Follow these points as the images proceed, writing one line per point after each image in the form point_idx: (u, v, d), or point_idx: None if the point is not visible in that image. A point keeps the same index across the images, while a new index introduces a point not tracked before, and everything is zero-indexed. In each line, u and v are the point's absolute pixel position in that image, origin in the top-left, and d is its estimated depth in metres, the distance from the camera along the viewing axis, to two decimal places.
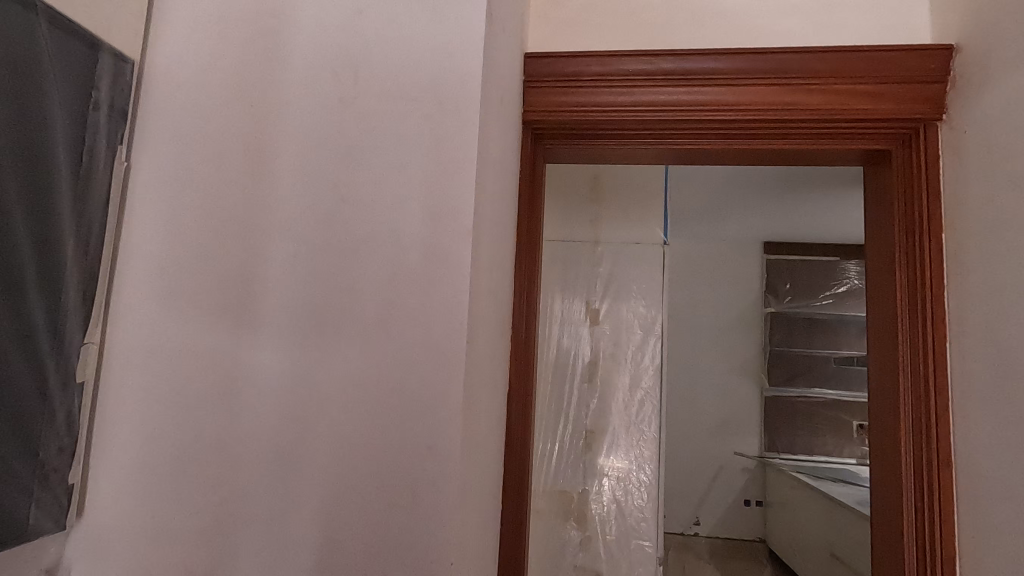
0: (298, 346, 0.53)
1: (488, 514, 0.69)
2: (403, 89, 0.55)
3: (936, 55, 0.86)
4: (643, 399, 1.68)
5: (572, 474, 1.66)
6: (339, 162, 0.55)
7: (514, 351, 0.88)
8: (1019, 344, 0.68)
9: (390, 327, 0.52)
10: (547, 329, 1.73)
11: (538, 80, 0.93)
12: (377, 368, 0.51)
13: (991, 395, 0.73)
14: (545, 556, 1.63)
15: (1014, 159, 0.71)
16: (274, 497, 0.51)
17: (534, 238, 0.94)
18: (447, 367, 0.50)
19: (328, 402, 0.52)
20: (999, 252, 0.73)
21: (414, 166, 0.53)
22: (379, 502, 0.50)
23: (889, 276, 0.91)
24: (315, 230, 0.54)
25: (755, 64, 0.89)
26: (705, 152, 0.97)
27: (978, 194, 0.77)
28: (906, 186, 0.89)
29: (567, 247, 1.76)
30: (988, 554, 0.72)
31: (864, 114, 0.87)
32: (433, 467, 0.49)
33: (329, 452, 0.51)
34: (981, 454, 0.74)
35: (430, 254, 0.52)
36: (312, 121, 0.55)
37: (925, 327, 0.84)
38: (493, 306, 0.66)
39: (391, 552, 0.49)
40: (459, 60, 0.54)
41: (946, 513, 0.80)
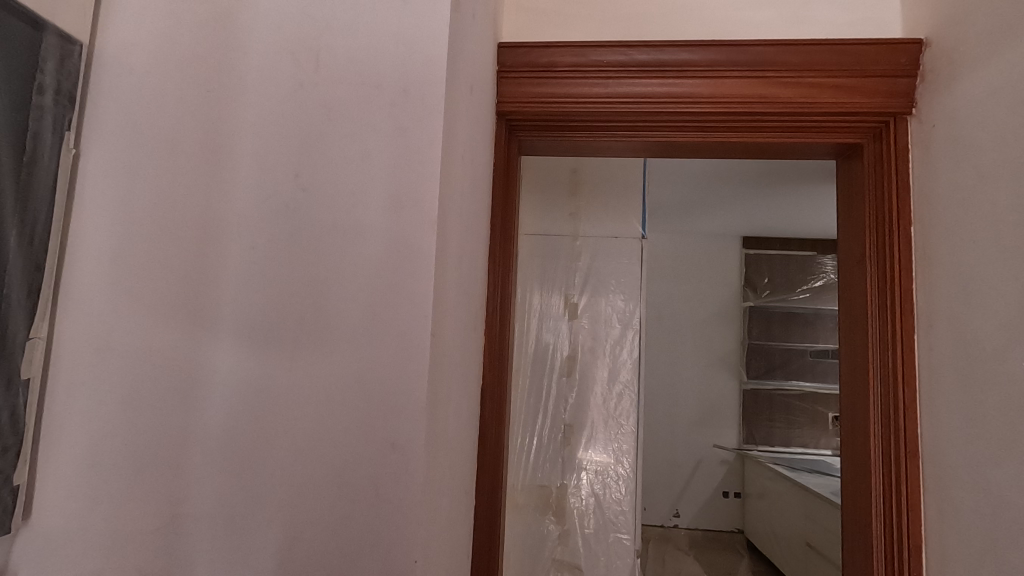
0: (257, 339, 0.51)
1: (459, 510, 0.68)
2: (367, 75, 0.53)
3: (905, 49, 0.86)
4: (621, 393, 1.68)
5: (551, 468, 1.66)
6: (300, 150, 0.53)
7: (488, 344, 0.87)
8: (986, 336, 0.69)
9: (353, 321, 0.50)
10: (525, 323, 1.72)
11: (512, 70, 0.92)
12: (339, 363, 0.50)
13: (958, 387, 0.74)
14: (523, 550, 1.63)
15: (983, 153, 0.71)
16: (232, 497, 0.50)
17: (508, 232, 0.93)
18: (412, 362, 0.49)
19: (289, 397, 0.50)
20: (966, 245, 0.74)
21: (377, 155, 0.52)
22: (341, 501, 0.48)
23: (859, 270, 0.91)
24: (275, 220, 0.52)
25: (729, 57, 0.89)
26: (681, 146, 0.97)
27: (946, 188, 0.78)
28: (877, 180, 0.89)
29: (546, 241, 1.75)
30: (954, 544, 0.73)
31: (836, 108, 0.88)
32: (396, 463, 0.48)
33: (290, 449, 0.50)
34: (948, 445, 0.75)
35: (394, 246, 0.50)
36: (272, 108, 0.54)
37: (895, 319, 0.85)
38: (463, 299, 0.65)
39: (352, 551, 0.48)
40: (424, 45, 0.52)
41: (914, 505, 0.80)
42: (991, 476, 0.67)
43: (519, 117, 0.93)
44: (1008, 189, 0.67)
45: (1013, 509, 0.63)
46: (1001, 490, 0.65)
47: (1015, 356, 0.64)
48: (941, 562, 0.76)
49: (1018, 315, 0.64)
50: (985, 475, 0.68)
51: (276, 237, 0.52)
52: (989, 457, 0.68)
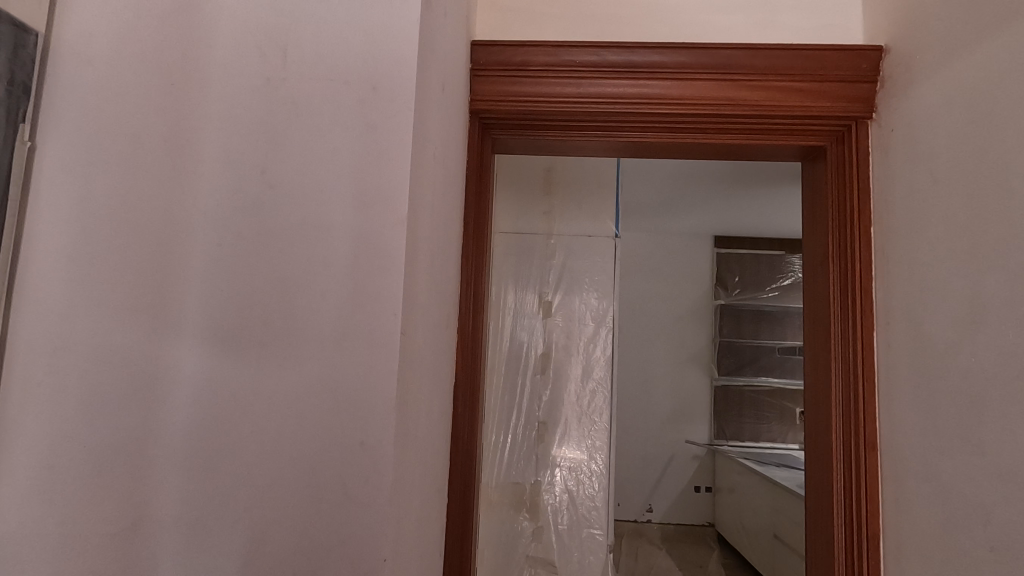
0: (222, 338, 0.50)
1: (430, 508, 0.68)
2: (335, 72, 0.52)
3: (866, 56, 0.89)
4: (594, 390, 1.70)
5: (525, 465, 1.67)
6: (266, 145, 0.52)
7: (460, 342, 0.87)
8: (940, 333, 0.72)
9: (321, 319, 0.50)
10: (500, 322, 1.73)
11: (484, 69, 0.92)
12: (307, 362, 0.50)
13: (913, 382, 0.77)
14: (497, 548, 1.63)
15: (937, 157, 0.74)
16: (197, 498, 0.49)
17: (481, 230, 0.93)
18: (381, 359, 0.49)
19: (255, 397, 0.50)
20: (921, 246, 0.76)
21: (346, 152, 0.51)
22: (309, 501, 0.48)
23: (822, 269, 0.94)
24: (240, 216, 0.51)
25: (698, 59, 0.91)
26: (651, 147, 0.98)
27: (903, 190, 0.81)
28: (839, 182, 0.92)
29: (521, 239, 1.76)
30: (909, 533, 0.76)
31: (801, 111, 0.90)
32: (364, 462, 0.48)
33: (256, 448, 0.49)
34: (903, 438, 0.78)
35: (362, 243, 0.50)
36: (238, 103, 0.53)
37: (854, 317, 0.88)
38: (434, 298, 0.65)
39: (322, 551, 0.47)
40: (393, 44, 0.52)
41: (872, 496, 0.83)
42: (942, 467, 0.70)
43: (492, 116, 0.93)
44: (960, 193, 0.70)
45: (964, 498, 0.66)
46: (953, 480, 0.68)
47: (966, 352, 0.67)
48: (897, 551, 0.79)
49: (969, 313, 0.67)
50: (938, 467, 0.71)
51: (241, 234, 0.51)
52: (941, 449, 0.71)
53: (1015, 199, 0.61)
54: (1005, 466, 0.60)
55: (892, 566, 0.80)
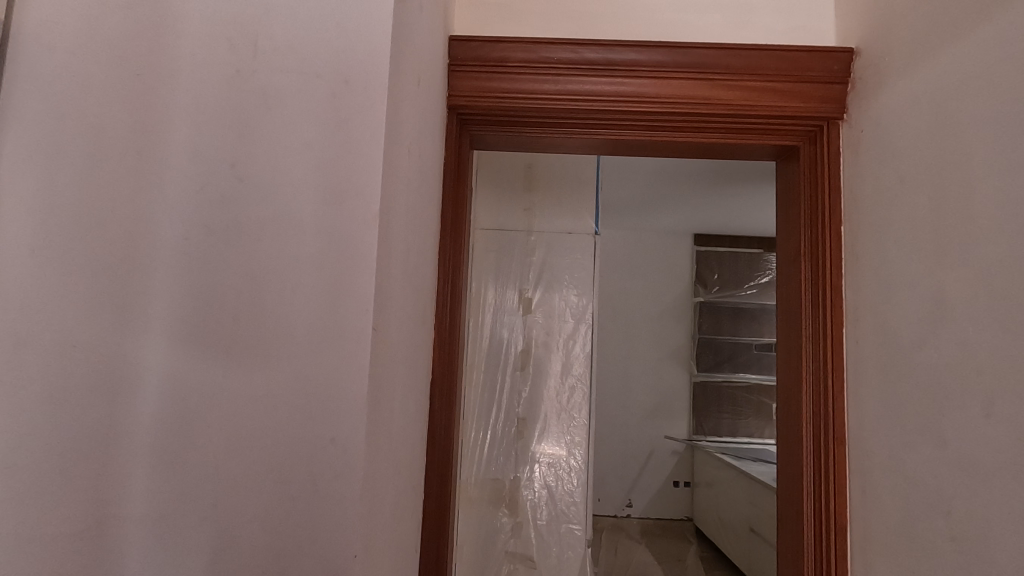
0: (190, 333, 0.50)
1: (405, 503, 0.68)
2: (306, 65, 0.52)
3: (838, 58, 0.91)
4: (574, 386, 1.71)
5: (504, 460, 1.68)
6: (236, 138, 0.51)
7: (436, 338, 0.87)
8: (904, 329, 0.74)
9: (292, 314, 0.49)
10: (479, 318, 1.73)
11: (462, 64, 0.92)
12: (277, 358, 0.49)
13: (880, 377, 0.79)
14: (476, 544, 1.63)
15: (903, 158, 0.76)
16: (164, 495, 0.48)
17: (458, 226, 0.93)
18: (353, 354, 0.49)
19: (223, 392, 0.49)
20: (888, 244, 0.78)
21: (317, 146, 0.51)
22: (279, 498, 0.48)
23: (794, 267, 0.96)
24: (210, 209, 0.51)
25: (675, 58, 0.91)
26: (629, 144, 0.99)
27: (872, 190, 0.83)
28: (811, 181, 0.94)
29: (501, 235, 1.76)
30: (874, 523, 0.78)
31: (775, 111, 0.91)
32: (335, 458, 0.48)
33: (225, 444, 0.49)
34: (870, 432, 0.80)
35: (333, 238, 0.50)
36: (208, 94, 0.52)
37: (825, 314, 0.89)
38: (409, 294, 0.65)
39: (292, 546, 0.47)
40: (366, 37, 0.51)
41: (839, 489, 0.85)
42: (906, 459, 0.72)
43: (469, 111, 0.93)
44: (925, 192, 0.71)
45: (925, 489, 0.68)
46: (916, 472, 0.70)
47: (929, 348, 0.69)
48: (863, 541, 0.81)
49: (932, 310, 0.69)
50: (901, 459, 0.73)
51: (210, 228, 0.51)
52: (905, 442, 0.73)
53: (977, 199, 0.63)
54: (965, 458, 0.62)
55: (858, 556, 0.82)
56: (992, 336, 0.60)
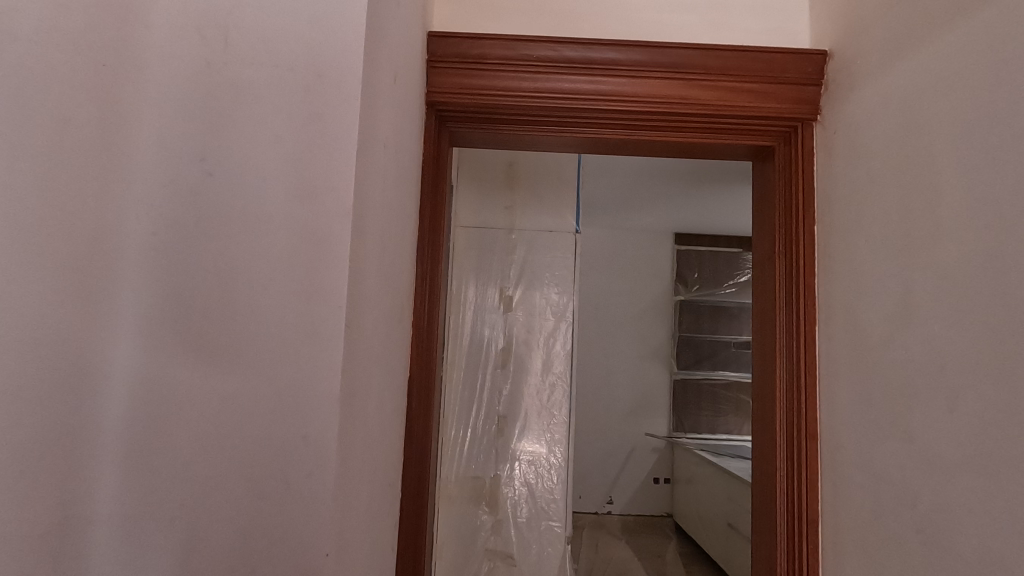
0: (158, 331, 0.49)
1: (381, 501, 0.68)
2: (279, 58, 0.51)
3: (812, 59, 0.92)
4: (554, 383, 1.71)
5: (485, 458, 1.68)
6: (206, 131, 0.50)
7: (414, 336, 0.87)
8: (874, 326, 0.76)
9: (264, 311, 0.49)
10: (460, 316, 1.72)
11: (441, 60, 0.91)
12: (247, 356, 0.48)
13: (850, 374, 0.80)
14: (456, 542, 1.63)
15: (873, 159, 0.78)
16: (129, 496, 0.47)
17: (437, 223, 0.93)
18: (326, 350, 0.48)
19: (191, 391, 0.48)
20: (858, 243, 0.80)
21: (289, 140, 0.50)
22: (249, 498, 0.47)
23: (769, 265, 0.97)
24: (178, 203, 0.50)
25: (652, 58, 0.92)
26: (608, 143, 0.99)
27: (844, 190, 0.84)
28: (786, 182, 0.96)
29: (482, 233, 1.75)
30: (845, 517, 0.80)
31: (750, 111, 0.92)
32: (307, 457, 0.47)
33: (194, 442, 0.48)
34: (841, 427, 0.82)
35: (305, 234, 0.49)
36: (176, 85, 0.51)
37: (798, 312, 0.91)
38: (385, 291, 0.65)
39: (263, 546, 0.47)
40: (340, 31, 0.51)
41: (811, 483, 0.87)
42: (875, 454, 0.74)
43: (448, 108, 0.93)
44: (895, 192, 0.73)
45: (893, 482, 0.70)
46: (884, 466, 0.72)
47: (897, 345, 0.71)
48: (834, 535, 0.82)
49: (900, 308, 0.71)
50: (870, 454, 0.75)
51: (180, 223, 0.50)
52: (874, 437, 0.74)
53: (943, 200, 0.64)
54: (930, 453, 0.64)
55: (829, 549, 0.83)
56: (957, 332, 0.61)
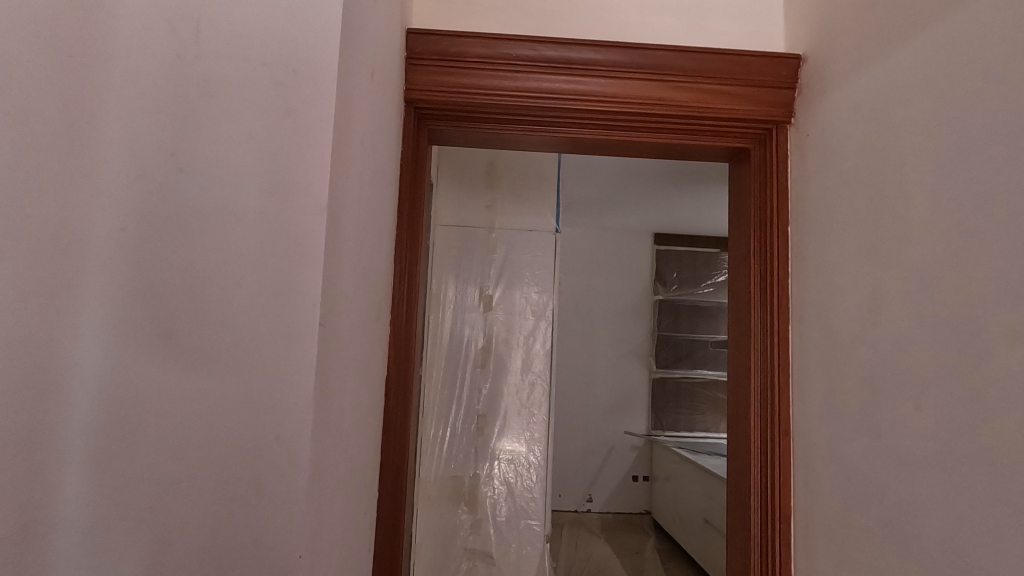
0: (125, 330, 0.47)
1: (357, 501, 0.68)
2: (252, 52, 0.50)
3: (788, 63, 0.93)
4: (534, 382, 1.72)
5: (464, 457, 1.68)
6: (176, 124, 0.49)
7: (391, 335, 0.86)
8: (844, 325, 0.77)
9: (236, 309, 0.48)
10: (440, 315, 1.72)
11: (419, 57, 0.90)
12: (219, 355, 0.48)
13: (822, 372, 0.82)
14: (435, 542, 1.63)
15: (845, 162, 0.80)
16: (95, 498, 0.46)
17: (415, 221, 0.92)
18: (300, 349, 0.48)
19: (161, 392, 0.47)
20: (830, 244, 0.82)
21: (263, 136, 0.49)
22: (220, 499, 0.46)
23: (745, 265, 0.99)
24: (148, 199, 0.49)
25: (631, 59, 0.93)
26: (587, 143, 1.00)
27: (817, 192, 0.86)
28: (761, 183, 0.97)
29: (462, 232, 1.75)
30: (816, 512, 0.81)
31: (727, 114, 0.94)
32: (280, 457, 0.47)
33: (163, 443, 0.47)
34: (813, 424, 0.84)
35: (279, 231, 0.48)
36: (146, 79, 0.49)
37: (772, 311, 0.93)
38: (362, 289, 0.64)
39: (234, 548, 0.46)
40: (316, 25, 0.50)
41: (784, 479, 0.88)
42: (845, 450, 0.76)
43: (427, 106, 0.92)
44: (865, 195, 0.75)
45: (862, 478, 0.72)
46: (853, 462, 0.74)
47: (866, 343, 0.73)
48: (805, 530, 0.84)
49: (869, 307, 0.73)
50: (840, 450, 0.77)
51: (149, 220, 0.48)
52: (844, 433, 0.76)
53: (911, 202, 0.66)
54: (897, 448, 0.66)
55: (800, 544, 0.85)
56: (923, 332, 0.63)
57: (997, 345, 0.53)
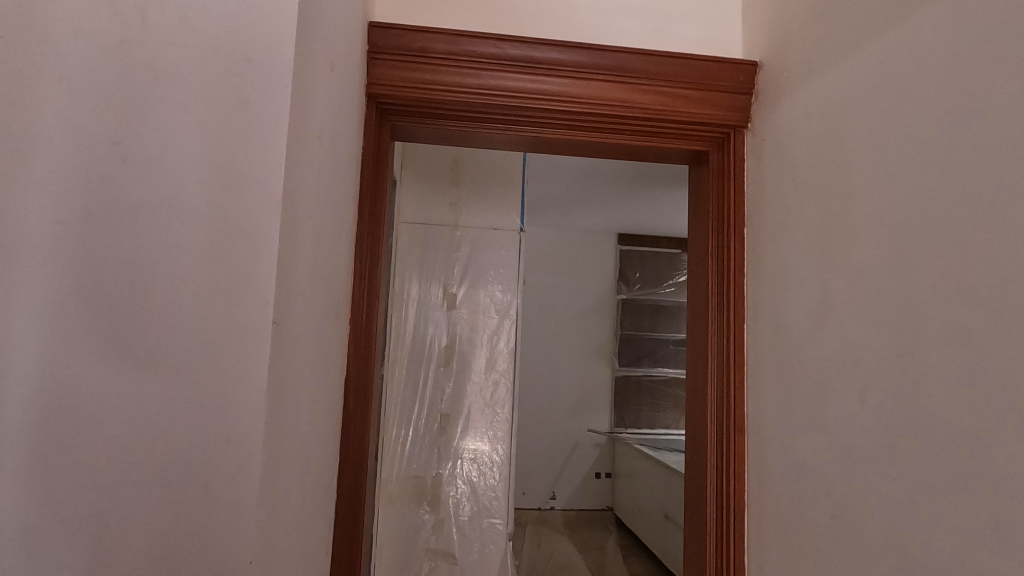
0: (62, 329, 0.44)
1: (314, 503, 0.66)
2: (203, 39, 0.48)
3: (745, 69, 0.96)
4: (497, 381, 1.72)
5: (426, 457, 1.66)
6: (118, 112, 0.47)
7: (351, 334, 0.85)
8: (795, 324, 0.80)
9: (183, 306, 0.46)
10: (403, 314, 1.70)
11: (382, 51, 0.89)
12: (165, 355, 0.46)
13: (774, 369, 0.85)
14: (397, 543, 1.61)
15: (797, 166, 0.82)
16: (28, 507, 0.43)
17: (377, 217, 0.91)
18: (253, 348, 0.46)
19: (101, 393, 0.45)
20: (783, 246, 0.84)
21: (213, 127, 0.48)
22: (166, 503, 0.45)
23: (703, 265, 1.01)
24: (85, 190, 0.46)
25: (595, 60, 0.93)
26: (551, 142, 1.00)
27: (771, 195, 0.89)
28: (719, 185, 0.99)
29: (426, 229, 1.73)
30: (769, 505, 0.84)
31: (687, 117, 0.96)
32: (230, 458, 0.45)
33: (104, 446, 0.44)
34: (765, 420, 0.86)
35: (230, 225, 0.47)
36: (85, 62, 0.47)
37: (728, 310, 0.95)
38: (320, 285, 0.63)
39: (181, 554, 0.44)
40: (272, 15, 0.49)
41: (739, 474, 0.91)
42: (795, 445, 0.78)
43: (390, 101, 0.91)
44: (816, 198, 0.78)
45: (811, 471, 0.74)
46: (803, 456, 0.76)
47: (816, 342, 0.75)
48: (758, 523, 0.87)
49: (818, 307, 0.75)
50: (791, 444, 0.79)
51: (90, 212, 0.46)
52: (795, 428, 0.79)
53: (857, 207, 0.69)
54: (843, 443, 0.68)
55: (753, 536, 0.88)
56: (868, 331, 0.66)
57: (935, 344, 0.56)
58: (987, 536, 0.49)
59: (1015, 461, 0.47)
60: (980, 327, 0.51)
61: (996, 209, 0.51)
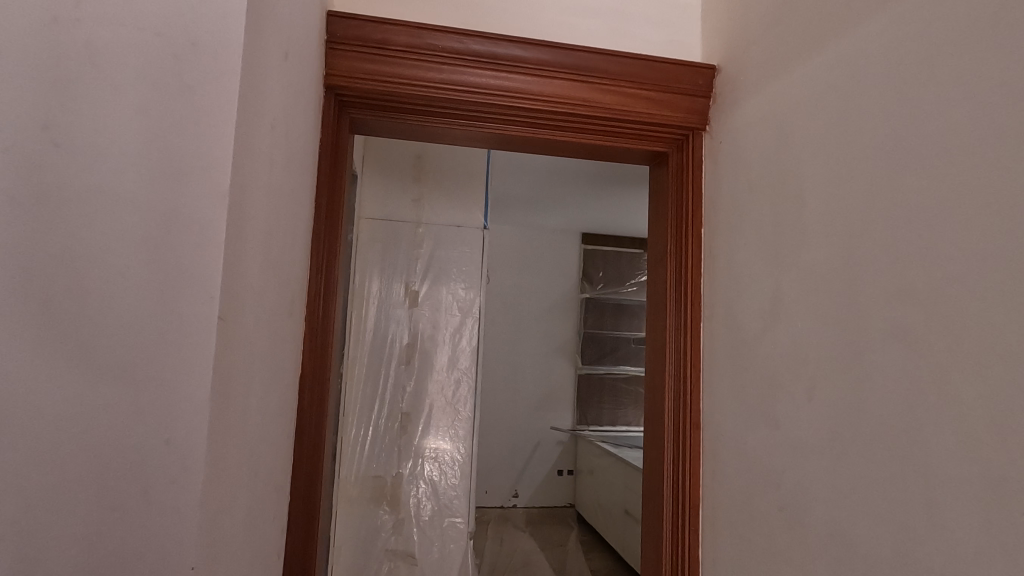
0: None
1: (264, 505, 0.64)
2: (145, 20, 0.46)
3: (704, 73, 0.98)
4: (459, 380, 1.70)
5: (386, 457, 1.64)
6: (50, 93, 0.44)
7: (307, 330, 0.83)
8: (748, 322, 0.82)
9: (120, 301, 0.44)
10: (363, 311, 1.67)
11: (341, 42, 0.87)
12: (100, 352, 0.43)
13: (728, 367, 0.87)
14: (355, 544, 1.58)
15: (751, 168, 0.84)
16: None
17: (334, 211, 0.89)
18: (195, 345, 0.44)
19: (28, 393, 0.42)
20: (738, 246, 0.86)
21: (156, 113, 0.45)
22: (99, 509, 0.42)
23: (662, 264, 1.03)
24: (12, 176, 0.43)
25: (557, 59, 0.93)
26: (514, 138, 1.00)
27: (727, 196, 0.91)
28: (678, 186, 1.01)
29: (387, 225, 1.71)
30: (722, 499, 0.86)
31: (648, 118, 0.97)
32: (170, 461, 0.43)
33: (32, 450, 0.42)
34: (720, 416, 0.88)
35: (172, 216, 0.45)
36: (12, 39, 0.44)
37: (686, 309, 0.97)
38: (272, 280, 0.61)
39: (116, 562, 0.42)
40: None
41: (695, 470, 0.92)
42: (747, 440, 0.81)
43: (349, 93, 0.89)
44: (769, 199, 0.80)
45: (762, 465, 0.76)
46: (754, 451, 0.78)
47: (768, 340, 0.77)
48: (712, 516, 0.89)
49: (770, 305, 0.77)
50: (743, 440, 0.81)
51: (15, 201, 0.43)
52: (747, 424, 0.81)
53: (808, 208, 0.71)
54: (792, 437, 0.70)
55: (708, 530, 0.90)
56: (816, 329, 0.68)
57: (877, 342, 0.58)
58: (923, 525, 0.52)
59: (948, 452, 0.50)
60: (918, 326, 0.54)
61: (934, 213, 0.53)
